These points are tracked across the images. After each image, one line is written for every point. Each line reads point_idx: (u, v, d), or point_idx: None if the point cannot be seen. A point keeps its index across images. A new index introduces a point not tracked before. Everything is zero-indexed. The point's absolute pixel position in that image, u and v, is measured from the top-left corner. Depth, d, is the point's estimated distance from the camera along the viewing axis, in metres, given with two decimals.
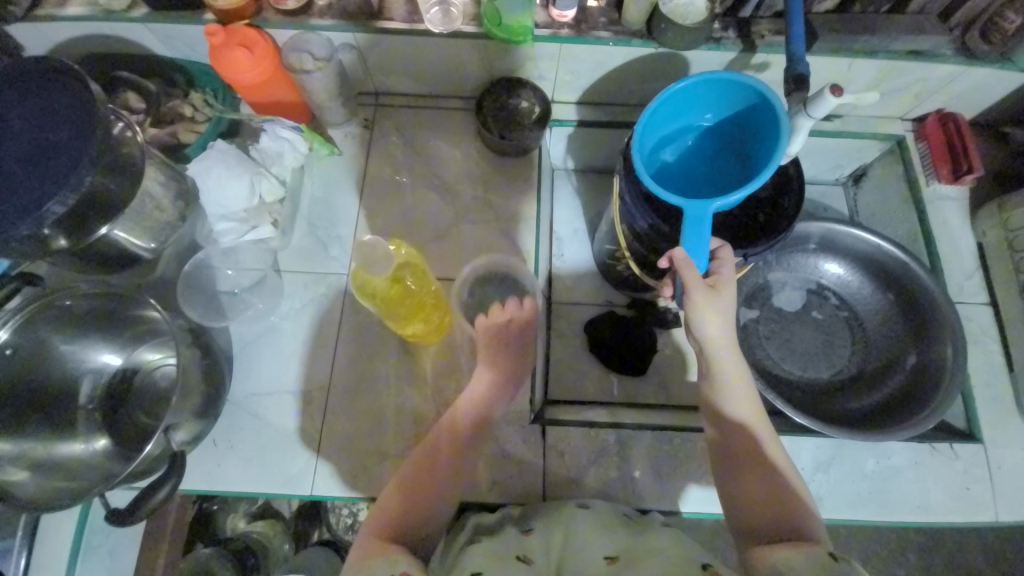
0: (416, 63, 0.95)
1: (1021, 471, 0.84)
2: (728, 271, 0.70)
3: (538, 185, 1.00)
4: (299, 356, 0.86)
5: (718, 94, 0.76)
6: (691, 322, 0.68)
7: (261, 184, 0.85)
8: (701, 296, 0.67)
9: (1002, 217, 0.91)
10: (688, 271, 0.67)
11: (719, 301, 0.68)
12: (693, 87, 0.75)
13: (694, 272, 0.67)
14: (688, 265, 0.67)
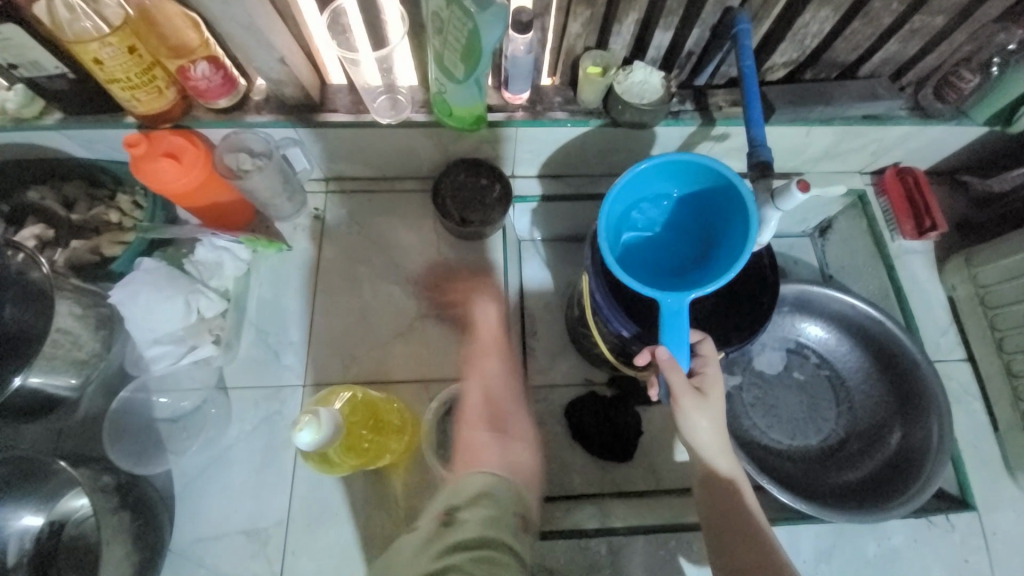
0: (365, 150, 0.90)
1: (1016, 536, 0.82)
2: (711, 368, 0.69)
3: (504, 266, 0.95)
4: (251, 487, 0.77)
5: (682, 173, 0.74)
6: (683, 428, 0.68)
7: (198, 301, 0.76)
8: (690, 402, 0.66)
9: (971, 271, 0.91)
10: (673, 374, 0.66)
11: (705, 403, 0.67)
12: (655, 168, 0.73)
13: (680, 377, 0.65)
14: (673, 368, 0.66)
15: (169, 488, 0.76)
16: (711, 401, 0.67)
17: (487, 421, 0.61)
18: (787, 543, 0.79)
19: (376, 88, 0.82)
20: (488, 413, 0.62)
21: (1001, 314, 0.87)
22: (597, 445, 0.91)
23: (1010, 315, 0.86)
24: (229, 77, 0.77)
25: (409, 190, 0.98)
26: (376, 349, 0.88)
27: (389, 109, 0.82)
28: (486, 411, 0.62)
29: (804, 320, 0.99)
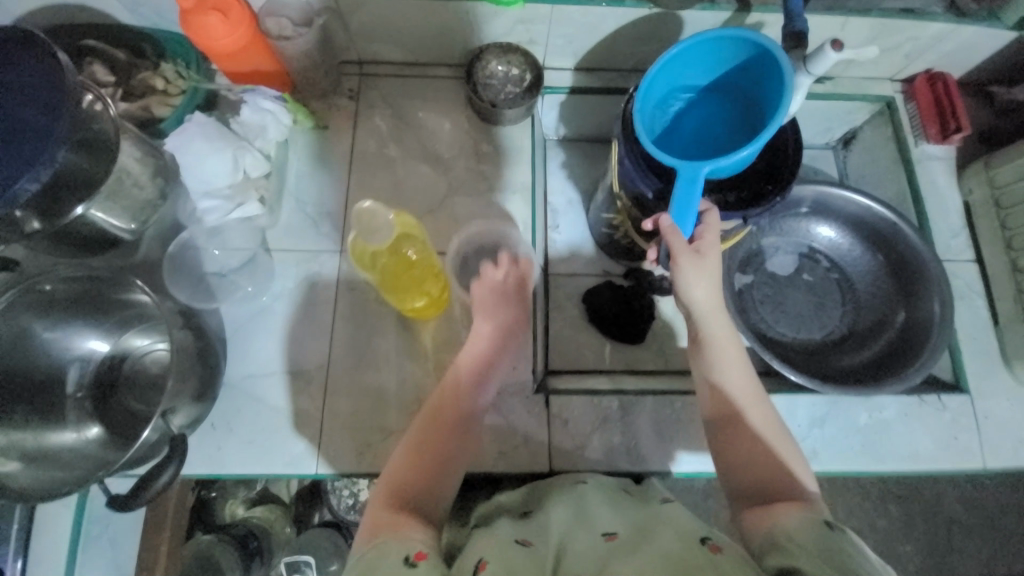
0: (403, 30, 0.91)
1: (1007, 420, 0.87)
2: (711, 237, 0.69)
3: (532, 155, 0.98)
4: (296, 336, 0.85)
5: (716, 54, 0.74)
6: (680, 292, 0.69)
7: (245, 158, 0.81)
8: (687, 262, 0.67)
9: (988, 174, 0.93)
10: (673, 238, 0.67)
11: (701, 265, 0.68)
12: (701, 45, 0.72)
13: (680, 241, 0.67)
14: (675, 233, 0.67)
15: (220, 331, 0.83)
16: (705, 267, 0.68)
17: (396, 503, 0.61)
18: (784, 410, 0.85)
19: None
20: (402, 499, 0.61)
21: (1010, 214, 0.91)
22: (611, 323, 0.96)
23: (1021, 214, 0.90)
24: None
25: (440, 77, 1.00)
26: None
27: None
28: (397, 496, 0.61)
29: (818, 224, 1.03)
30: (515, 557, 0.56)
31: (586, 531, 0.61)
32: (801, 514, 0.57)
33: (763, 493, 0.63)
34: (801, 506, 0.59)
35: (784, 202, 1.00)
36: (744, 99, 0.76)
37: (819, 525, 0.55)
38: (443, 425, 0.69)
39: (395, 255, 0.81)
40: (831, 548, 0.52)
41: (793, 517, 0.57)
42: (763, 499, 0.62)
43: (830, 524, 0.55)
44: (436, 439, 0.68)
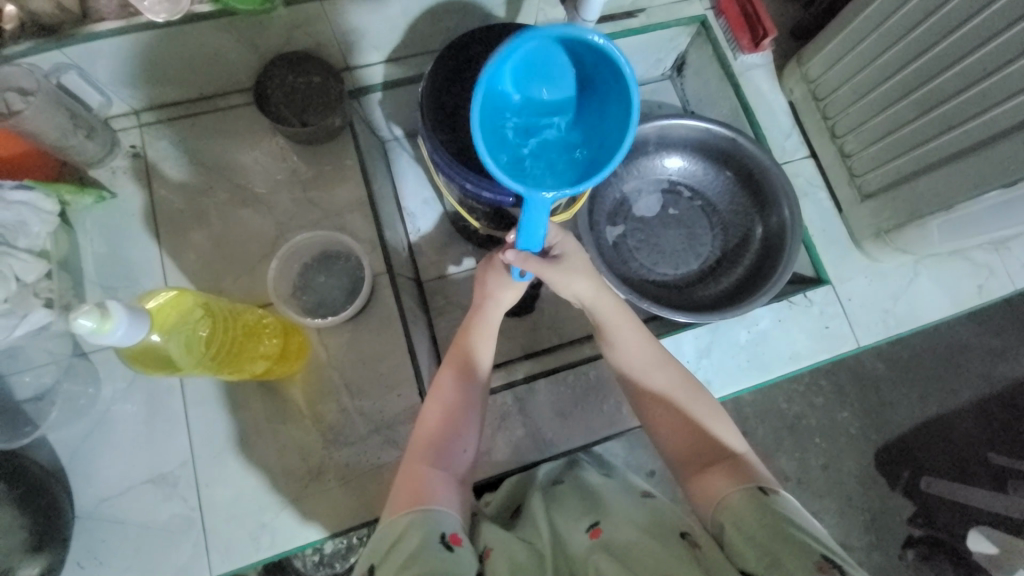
0: (163, 66, 0.79)
1: (868, 296, 0.93)
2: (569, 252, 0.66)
3: (363, 166, 0.90)
4: (146, 439, 0.75)
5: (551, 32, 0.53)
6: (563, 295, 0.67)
7: (11, 263, 0.68)
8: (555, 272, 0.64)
9: (802, 70, 0.96)
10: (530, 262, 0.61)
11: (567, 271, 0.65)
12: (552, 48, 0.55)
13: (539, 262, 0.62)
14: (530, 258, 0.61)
15: (53, 462, 0.73)
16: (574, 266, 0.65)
17: (428, 459, 0.59)
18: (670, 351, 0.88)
19: None
20: (433, 460, 0.59)
21: (829, 103, 0.94)
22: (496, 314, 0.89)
23: (836, 101, 0.93)
24: None
25: (235, 106, 0.89)
26: (243, 277, 0.84)
27: (164, 3, 0.69)
28: (425, 454, 0.59)
29: (669, 156, 1.02)
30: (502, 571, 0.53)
31: (574, 529, 0.59)
32: (736, 480, 0.56)
33: (698, 460, 0.61)
34: (732, 472, 0.57)
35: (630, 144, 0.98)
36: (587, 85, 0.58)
37: (752, 491, 0.54)
38: (468, 382, 0.65)
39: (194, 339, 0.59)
40: (773, 516, 0.51)
41: (729, 488, 0.55)
42: (699, 463, 0.60)
43: (764, 489, 0.54)
44: (452, 397, 0.63)
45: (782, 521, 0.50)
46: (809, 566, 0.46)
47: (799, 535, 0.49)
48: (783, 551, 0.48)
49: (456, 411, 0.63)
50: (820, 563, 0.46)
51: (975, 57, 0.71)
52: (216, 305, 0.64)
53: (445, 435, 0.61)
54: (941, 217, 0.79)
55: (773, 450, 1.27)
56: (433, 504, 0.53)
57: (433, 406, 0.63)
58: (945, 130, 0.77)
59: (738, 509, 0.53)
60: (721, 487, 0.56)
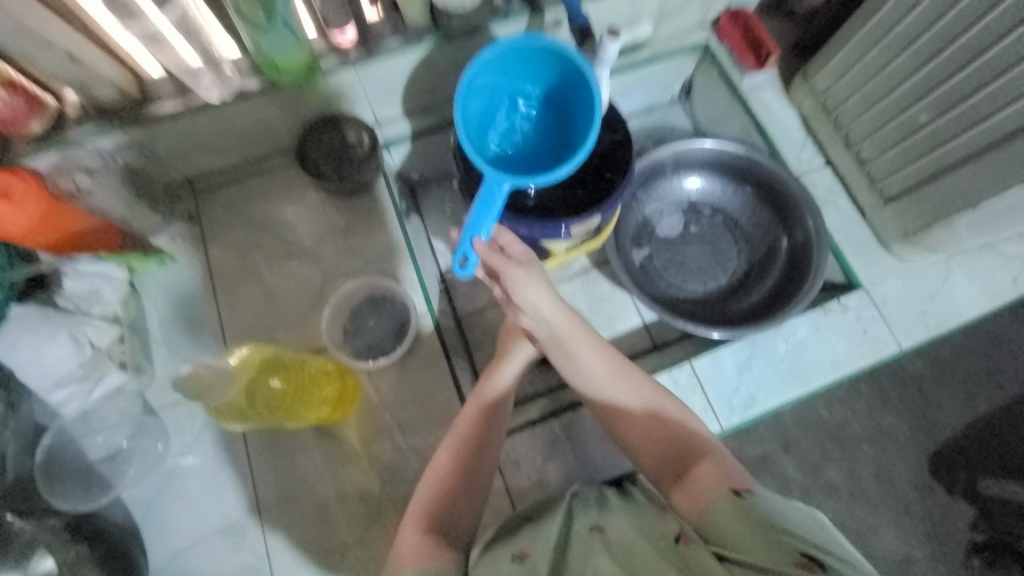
0: (214, 138, 0.86)
1: (904, 298, 0.93)
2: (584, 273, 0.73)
3: (397, 212, 0.95)
4: (214, 490, 0.78)
5: (535, 65, 0.73)
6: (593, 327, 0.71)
7: (86, 331, 0.74)
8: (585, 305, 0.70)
9: (809, 85, 1.00)
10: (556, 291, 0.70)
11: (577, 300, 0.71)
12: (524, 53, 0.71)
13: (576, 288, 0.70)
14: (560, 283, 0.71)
15: (128, 518, 0.76)
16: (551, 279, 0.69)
17: (427, 523, 0.60)
18: (711, 367, 0.89)
19: (197, 69, 0.76)
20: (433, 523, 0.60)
21: (840, 113, 0.97)
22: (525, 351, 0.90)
23: (847, 111, 0.96)
24: (31, 97, 0.71)
25: (278, 167, 0.95)
26: (294, 327, 0.88)
27: (217, 83, 0.78)
28: (430, 516, 0.61)
29: (687, 176, 1.04)
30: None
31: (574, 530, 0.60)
32: (712, 487, 0.58)
33: (671, 470, 0.63)
34: (719, 475, 0.59)
35: (648, 168, 1.01)
36: (559, 114, 0.75)
37: (732, 494, 0.56)
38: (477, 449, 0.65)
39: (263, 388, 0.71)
40: (759, 521, 0.53)
41: (711, 491, 0.57)
42: (677, 475, 0.62)
43: (742, 492, 0.56)
44: (455, 460, 0.64)
45: (767, 527, 0.52)
46: (792, 557, 0.48)
47: (783, 537, 0.50)
48: (771, 559, 0.49)
49: (455, 477, 0.63)
50: (801, 560, 0.48)
51: (984, 58, 0.74)
52: (288, 359, 0.75)
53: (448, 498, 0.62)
54: (966, 216, 0.82)
55: (820, 461, 1.24)
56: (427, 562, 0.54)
57: (436, 472, 0.64)
58: (962, 131, 0.80)
59: (722, 515, 0.55)
60: (705, 489, 0.58)
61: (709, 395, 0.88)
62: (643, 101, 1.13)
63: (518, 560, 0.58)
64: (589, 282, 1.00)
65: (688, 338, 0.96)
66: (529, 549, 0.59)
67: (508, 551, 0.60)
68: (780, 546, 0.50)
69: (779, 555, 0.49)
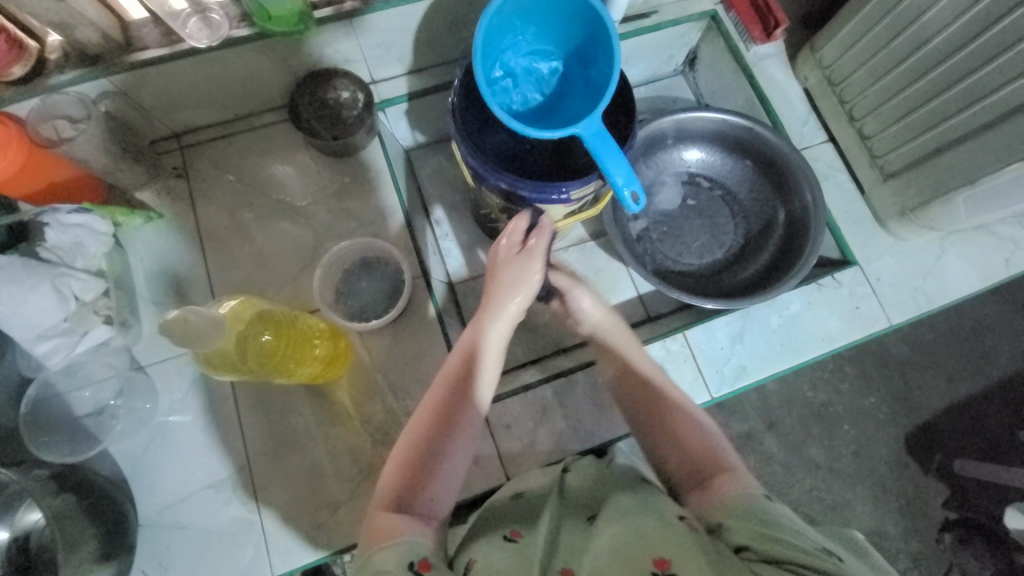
0: (202, 89, 0.82)
1: (897, 275, 0.94)
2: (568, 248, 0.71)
3: (392, 175, 0.93)
4: (203, 447, 0.78)
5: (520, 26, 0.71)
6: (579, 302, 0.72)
7: (69, 284, 0.72)
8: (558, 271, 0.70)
9: (816, 57, 0.98)
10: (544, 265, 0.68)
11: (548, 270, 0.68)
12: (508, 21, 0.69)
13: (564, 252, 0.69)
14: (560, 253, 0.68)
15: (116, 472, 0.76)
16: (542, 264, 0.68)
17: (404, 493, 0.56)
18: (703, 338, 0.90)
19: (182, 12, 0.72)
20: (404, 495, 0.56)
21: (846, 86, 0.96)
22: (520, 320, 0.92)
23: (853, 84, 0.94)
24: (14, 39, 0.67)
25: (268, 124, 0.92)
26: (285, 288, 0.87)
27: (206, 30, 0.73)
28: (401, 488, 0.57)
29: (688, 148, 1.03)
30: (500, 555, 0.55)
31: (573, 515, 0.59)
32: (732, 491, 0.56)
33: (697, 477, 0.61)
34: (733, 480, 0.58)
35: (649, 138, 0.99)
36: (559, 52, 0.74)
37: (754, 495, 0.55)
38: (455, 412, 0.61)
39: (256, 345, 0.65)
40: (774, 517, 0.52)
41: (731, 492, 0.56)
42: (698, 481, 0.61)
43: (768, 497, 0.55)
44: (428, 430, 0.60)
45: (780, 516, 0.51)
46: (814, 543, 0.47)
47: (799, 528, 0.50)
48: (787, 536, 0.48)
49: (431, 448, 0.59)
50: (822, 548, 0.47)
51: (994, 31, 0.72)
52: (279, 312, 0.69)
53: (426, 468, 0.58)
54: (964, 193, 0.81)
55: (802, 440, 1.27)
56: (410, 536, 0.51)
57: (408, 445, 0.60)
58: (965, 106, 0.79)
59: (736, 506, 0.54)
60: (720, 494, 0.57)
61: (700, 365, 0.88)
62: (647, 70, 1.10)
63: (511, 540, 0.58)
64: (584, 252, 0.99)
65: (681, 310, 0.96)
66: (522, 531, 0.59)
67: (500, 531, 0.60)
68: (796, 531, 0.49)
69: (796, 539, 0.48)
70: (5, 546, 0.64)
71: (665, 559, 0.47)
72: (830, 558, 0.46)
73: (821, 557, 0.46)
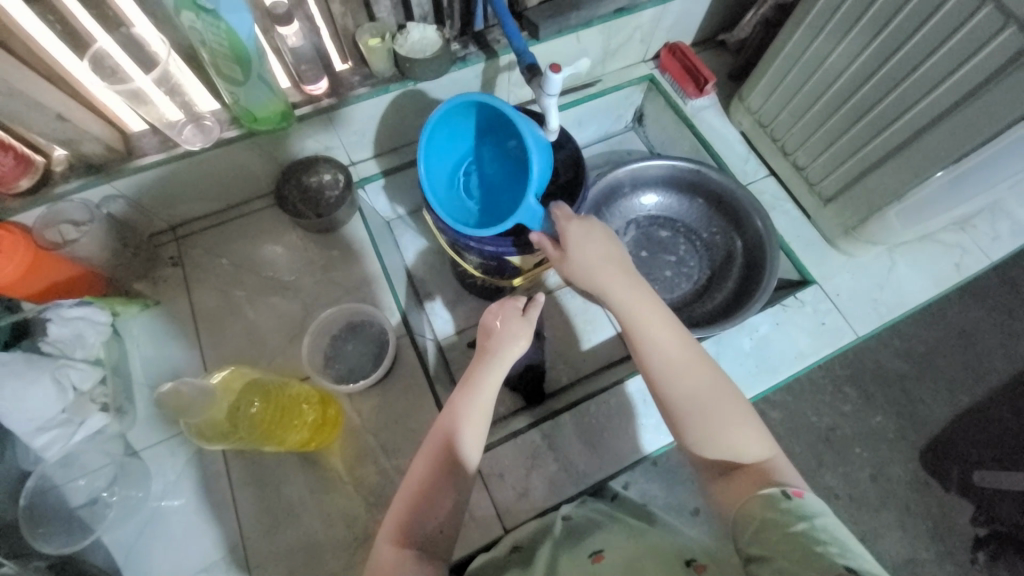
0: (199, 187, 0.91)
1: (856, 288, 0.99)
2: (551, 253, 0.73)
3: (375, 243, 1.00)
4: (198, 528, 0.78)
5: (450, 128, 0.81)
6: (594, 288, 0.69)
7: (69, 375, 0.76)
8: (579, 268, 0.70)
9: (745, 104, 1.11)
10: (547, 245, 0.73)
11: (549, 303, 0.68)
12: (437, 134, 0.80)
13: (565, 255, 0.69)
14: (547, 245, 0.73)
15: (109, 563, 0.75)
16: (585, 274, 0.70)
17: (400, 537, 0.58)
18: None
19: (179, 122, 0.83)
20: (410, 538, 0.59)
21: (775, 127, 1.07)
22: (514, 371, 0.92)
23: (780, 124, 1.06)
24: (21, 156, 0.75)
25: (258, 210, 1.01)
26: (277, 358, 0.90)
27: (199, 135, 0.83)
28: (403, 527, 0.59)
29: (644, 194, 1.12)
30: None
31: (573, 554, 0.62)
32: (755, 487, 0.57)
33: (720, 466, 0.62)
34: (757, 478, 0.58)
35: (608, 188, 1.08)
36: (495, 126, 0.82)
37: (775, 496, 0.54)
38: (452, 466, 0.61)
39: (250, 416, 0.71)
40: (794, 525, 0.51)
41: (752, 493, 0.56)
42: (725, 469, 0.61)
43: (785, 492, 0.54)
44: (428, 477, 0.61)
45: (798, 526, 0.51)
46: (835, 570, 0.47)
47: (821, 548, 0.49)
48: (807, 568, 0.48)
49: (431, 493, 0.60)
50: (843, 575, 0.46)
51: (884, 69, 0.83)
52: (270, 381, 0.76)
53: (426, 508, 0.60)
54: (895, 207, 0.89)
55: (815, 468, 1.25)
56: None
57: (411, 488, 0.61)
58: (876, 134, 0.89)
59: (756, 517, 0.54)
60: (747, 489, 0.57)
61: None
62: (600, 130, 1.23)
63: None
64: (561, 297, 1.05)
65: None
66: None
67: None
68: (823, 556, 0.48)
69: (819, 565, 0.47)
70: None
71: None
72: None
73: None
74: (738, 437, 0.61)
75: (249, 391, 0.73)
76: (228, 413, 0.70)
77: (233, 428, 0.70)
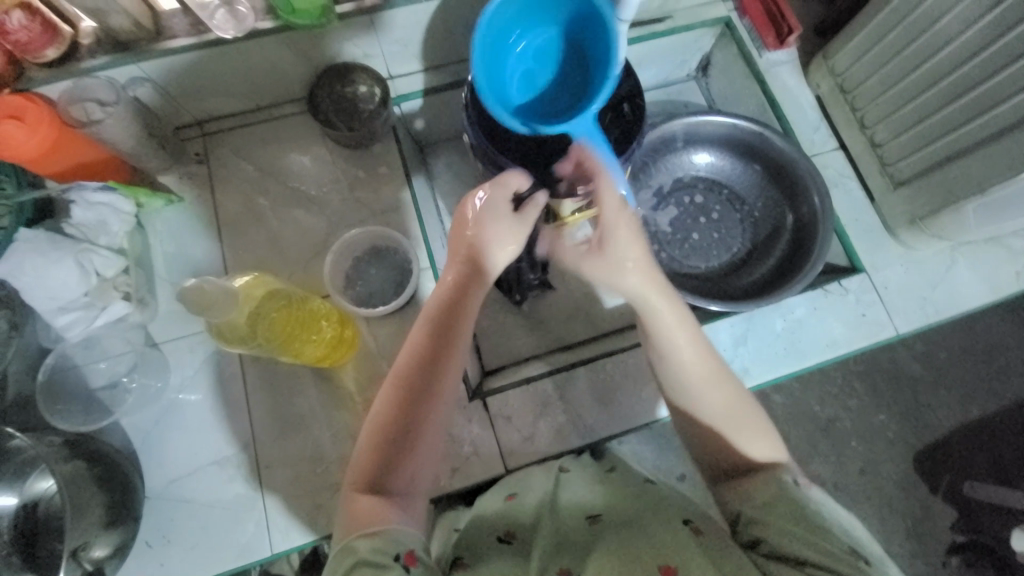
0: (227, 82, 0.86)
1: (906, 284, 0.93)
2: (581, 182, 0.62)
3: (405, 166, 0.95)
4: (211, 424, 0.80)
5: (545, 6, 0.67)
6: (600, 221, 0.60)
7: (92, 260, 0.76)
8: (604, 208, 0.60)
9: (829, 65, 0.99)
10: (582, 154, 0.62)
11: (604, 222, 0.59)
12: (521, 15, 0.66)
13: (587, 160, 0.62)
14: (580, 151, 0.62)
15: (126, 444, 0.78)
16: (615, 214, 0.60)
17: (376, 481, 0.57)
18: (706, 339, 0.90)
19: (210, 3, 0.74)
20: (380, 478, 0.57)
21: (857, 94, 0.96)
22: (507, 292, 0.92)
23: (864, 92, 0.95)
24: (49, 23, 0.71)
25: (289, 115, 0.95)
26: (297, 273, 0.89)
27: (232, 22, 0.76)
28: (374, 468, 0.57)
29: (697, 152, 1.03)
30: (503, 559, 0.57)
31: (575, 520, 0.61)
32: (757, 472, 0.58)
33: (714, 444, 0.58)
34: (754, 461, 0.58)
35: (659, 140, 1.00)
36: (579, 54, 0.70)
37: (783, 481, 0.56)
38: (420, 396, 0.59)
39: (272, 322, 0.70)
40: (799, 508, 0.53)
41: (760, 477, 0.57)
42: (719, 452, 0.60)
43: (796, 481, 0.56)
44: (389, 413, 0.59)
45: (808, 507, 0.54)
46: (842, 546, 0.50)
47: (827, 524, 0.52)
48: (816, 540, 0.50)
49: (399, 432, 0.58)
50: (847, 551, 0.49)
51: (1002, 42, 0.73)
52: (291, 291, 0.75)
53: (397, 451, 0.58)
54: (974, 202, 0.81)
55: (810, 454, 1.25)
56: (387, 527, 0.53)
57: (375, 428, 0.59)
58: (975, 116, 0.79)
59: (764, 495, 0.56)
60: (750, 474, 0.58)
61: None
62: (660, 75, 1.12)
63: (507, 542, 0.61)
64: None
65: None
66: (517, 532, 0.62)
67: (495, 532, 0.63)
68: (827, 532, 0.51)
69: (825, 539, 0.50)
70: (14, 511, 0.69)
71: (669, 565, 0.49)
72: (855, 561, 0.48)
73: (844, 562, 0.48)
74: (731, 425, 0.59)
75: (268, 300, 0.71)
76: (250, 321, 0.68)
77: (252, 333, 0.68)
